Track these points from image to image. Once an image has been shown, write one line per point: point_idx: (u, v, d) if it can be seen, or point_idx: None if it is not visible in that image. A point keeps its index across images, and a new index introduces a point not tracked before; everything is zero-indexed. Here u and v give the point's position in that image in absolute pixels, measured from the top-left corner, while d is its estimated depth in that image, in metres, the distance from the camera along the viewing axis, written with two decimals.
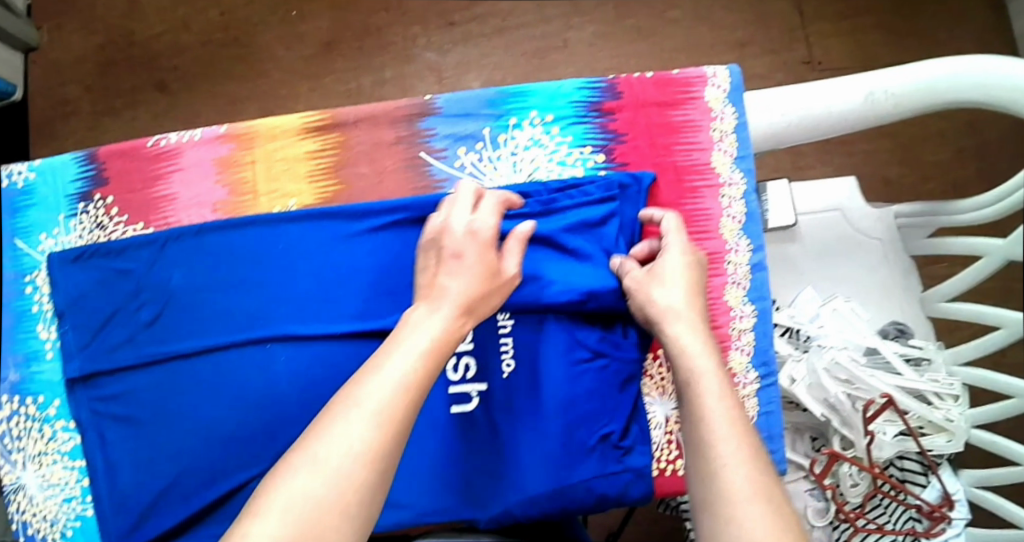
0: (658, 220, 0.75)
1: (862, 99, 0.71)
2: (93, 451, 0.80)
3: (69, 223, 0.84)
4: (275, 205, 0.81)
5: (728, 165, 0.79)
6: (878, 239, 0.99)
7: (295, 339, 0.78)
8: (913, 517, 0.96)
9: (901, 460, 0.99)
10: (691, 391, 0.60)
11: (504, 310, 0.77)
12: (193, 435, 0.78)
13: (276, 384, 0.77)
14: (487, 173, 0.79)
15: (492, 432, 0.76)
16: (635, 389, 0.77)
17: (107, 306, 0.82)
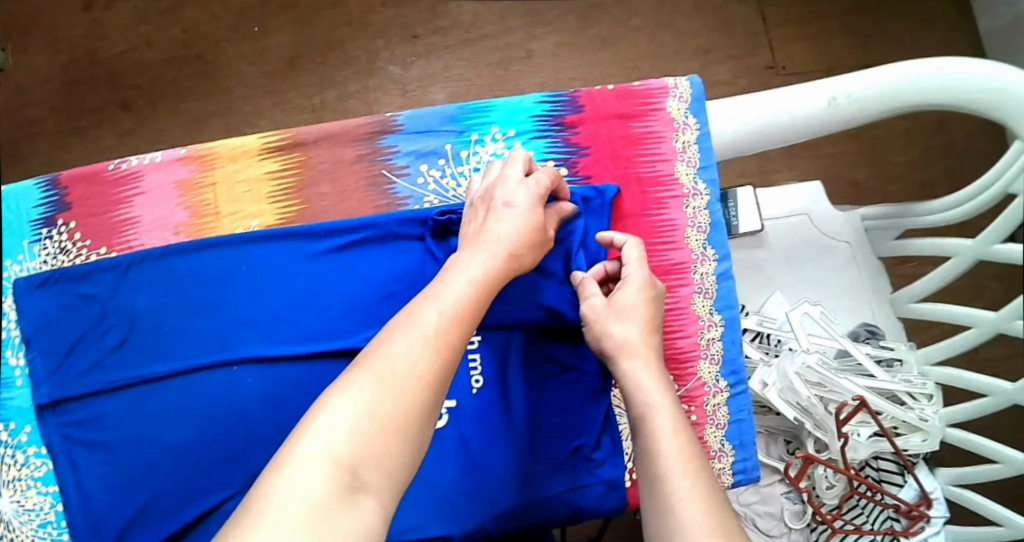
0: (619, 244, 0.74)
1: (825, 104, 0.71)
2: (64, 478, 0.78)
3: (33, 248, 0.83)
4: (238, 226, 0.80)
5: (691, 175, 0.79)
6: (845, 242, 1.00)
7: (261, 361, 0.77)
8: (890, 517, 0.97)
9: (877, 461, 1.00)
10: (647, 426, 0.63)
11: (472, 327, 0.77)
12: (165, 459, 0.77)
13: (244, 407, 0.76)
14: (451, 190, 0.79)
15: (464, 447, 0.76)
16: (606, 401, 0.77)
17: (74, 331, 0.80)
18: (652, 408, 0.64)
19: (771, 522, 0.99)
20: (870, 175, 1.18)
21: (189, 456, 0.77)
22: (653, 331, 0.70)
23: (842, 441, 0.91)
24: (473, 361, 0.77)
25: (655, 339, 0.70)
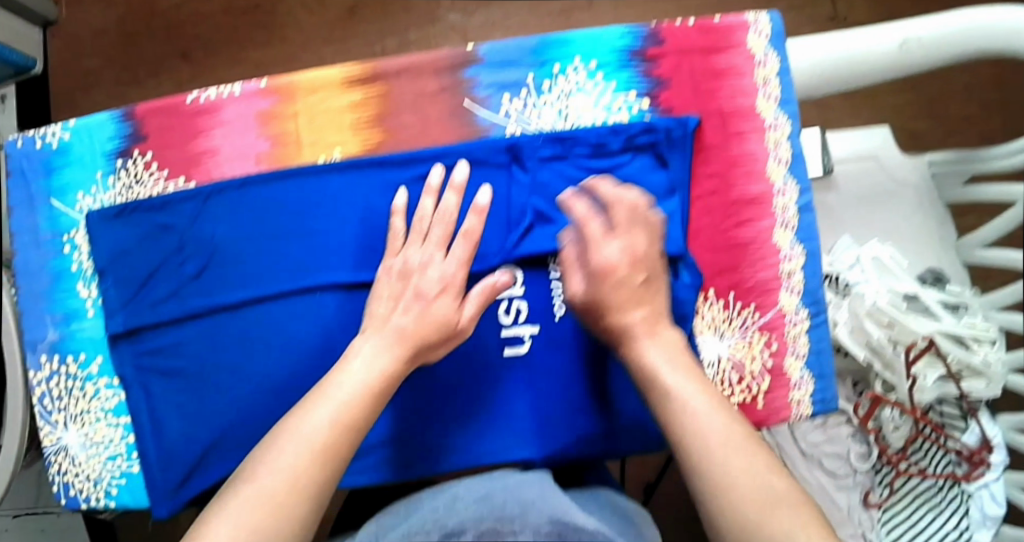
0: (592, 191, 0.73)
1: (897, 46, 0.75)
2: (137, 407, 0.80)
3: (107, 180, 0.80)
4: (320, 156, 0.77)
5: (773, 109, 0.77)
6: (913, 187, 1.00)
7: (346, 288, 0.76)
8: (953, 462, 0.97)
9: (940, 405, 1.01)
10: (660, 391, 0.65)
11: (554, 255, 0.74)
12: (244, 388, 0.78)
13: (329, 336, 0.76)
14: (532, 121, 0.76)
15: (543, 374, 0.76)
16: (687, 329, 0.75)
17: (150, 260, 0.79)
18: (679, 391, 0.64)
19: (836, 463, 1.03)
20: (929, 126, 1.18)
21: (270, 384, 0.77)
22: (638, 265, 0.70)
23: (911, 382, 0.94)
24: (556, 288, 0.76)
25: (641, 278, 0.70)
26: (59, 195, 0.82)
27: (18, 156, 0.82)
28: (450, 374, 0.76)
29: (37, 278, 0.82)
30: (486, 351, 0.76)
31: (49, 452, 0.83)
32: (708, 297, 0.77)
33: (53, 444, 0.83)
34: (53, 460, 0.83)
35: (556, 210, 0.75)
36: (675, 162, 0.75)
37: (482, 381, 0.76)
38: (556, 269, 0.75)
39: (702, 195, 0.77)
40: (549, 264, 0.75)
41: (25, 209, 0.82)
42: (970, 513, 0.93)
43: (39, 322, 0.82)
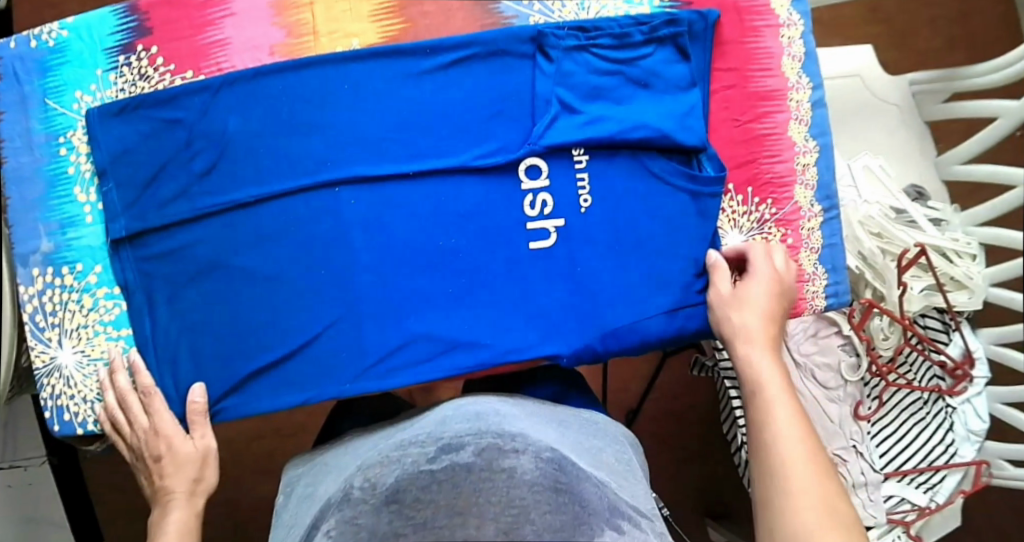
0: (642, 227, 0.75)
1: None
2: (140, 319, 0.75)
3: (107, 77, 0.76)
4: (337, 45, 0.74)
5: (787, 7, 0.80)
6: (895, 105, 1.02)
7: (365, 181, 0.73)
8: (936, 375, 1.00)
9: (923, 318, 1.01)
10: (759, 397, 0.69)
11: (579, 146, 0.74)
12: (256, 294, 0.73)
13: (347, 233, 0.73)
14: (556, 11, 0.76)
15: (568, 264, 0.75)
16: (710, 221, 0.77)
17: (156, 159, 0.74)
18: (779, 422, 0.67)
19: (829, 375, 0.98)
20: (898, 56, 1.23)
21: (281, 284, 0.73)
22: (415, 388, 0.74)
23: (901, 291, 0.94)
24: (581, 181, 0.75)
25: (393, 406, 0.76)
26: (54, 95, 0.77)
27: (11, 57, 0.77)
28: (473, 268, 0.74)
29: (30, 184, 0.77)
30: (512, 245, 0.74)
31: (41, 374, 0.76)
32: (728, 192, 0.79)
33: (45, 365, 0.76)
34: (45, 384, 0.76)
35: (581, 101, 0.74)
36: (694, 55, 0.77)
37: (506, 274, 0.74)
38: (580, 158, 0.75)
39: (721, 88, 0.79)
40: (573, 154, 0.75)
41: (17, 111, 0.77)
42: (954, 428, 0.97)
43: (32, 231, 0.77)
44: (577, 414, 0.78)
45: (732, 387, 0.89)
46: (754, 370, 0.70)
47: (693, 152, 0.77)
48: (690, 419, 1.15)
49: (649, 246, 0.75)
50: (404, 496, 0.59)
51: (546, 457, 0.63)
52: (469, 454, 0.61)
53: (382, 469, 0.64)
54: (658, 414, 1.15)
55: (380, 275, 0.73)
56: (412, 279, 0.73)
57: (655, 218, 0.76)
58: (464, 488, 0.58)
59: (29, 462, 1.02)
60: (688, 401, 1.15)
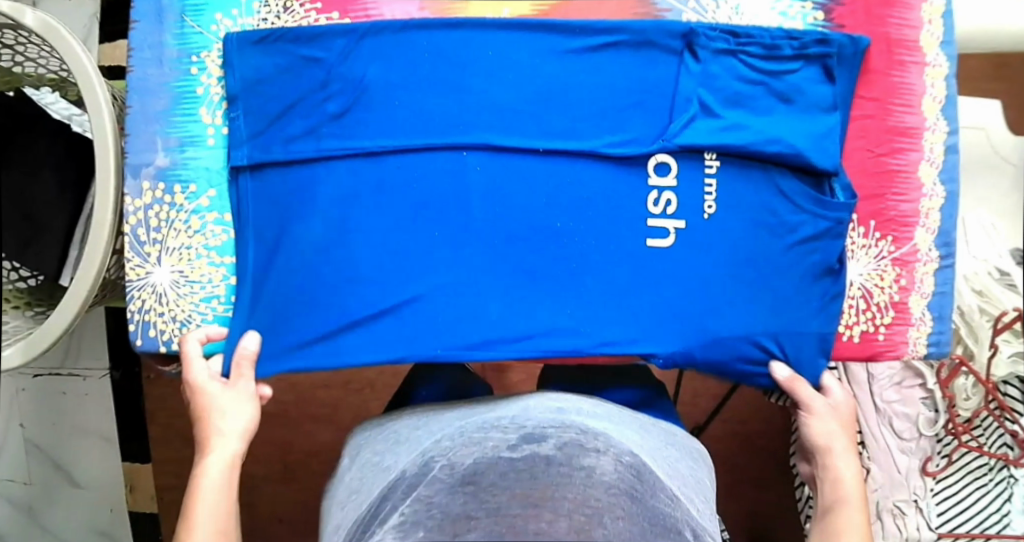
0: (765, 243, 0.74)
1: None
2: (249, 252, 0.75)
3: (250, 5, 0.76)
4: (487, 12, 0.74)
5: (935, 48, 0.78)
6: (1014, 164, 0.97)
7: (496, 151, 0.73)
8: (1006, 443, 0.96)
9: (1004, 385, 0.97)
10: (833, 510, 0.71)
11: (712, 151, 0.73)
12: (371, 246, 0.73)
13: (469, 198, 0.73)
14: (709, 12, 0.75)
15: (680, 260, 0.74)
16: (829, 247, 0.75)
17: (289, 94, 0.74)
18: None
19: (904, 425, 0.97)
20: None
21: (394, 240, 0.73)
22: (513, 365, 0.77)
23: (992, 353, 0.92)
24: (708, 186, 0.74)
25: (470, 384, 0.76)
26: (193, 14, 0.76)
27: None
28: (589, 254, 0.73)
29: (155, 96, 0.76)
30: (629, 239, 0.74)
31: (133, 286, 0.76)
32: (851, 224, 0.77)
33: (139, 279, 0.76)
34: (135, 297, 0.76)
35: (721, 105, 0.73)
36: (840, 78, 0.75)
37: (619, 263, 0.73)
38: (711, 163, 0.74)
39: (860, 116, 0.77)
40: (704, 158, 0.74)
41: (151, 22, 0.77)
42: (1012, 499, 0.95)
43: (148, 143, 0.76)
44: (661, 426, 0.75)
45: None
46: (835, 477, 0.72)
47: (826, 177, 0.76)
48: (762, 447, 1.13)
49: (768, 265, 0.74)
50: (480, 479, 0.56)
51: (626, 463, 0.60)
52: (550, 448, 0.59)
53: (460, 449, 0.62)
54: (724, 435, 1.13)
55: (493, 246, 0.73)
56: (527, 256, 0.73)
57: (776, 235, 0.75)
58: (541, 479, 0.55)
59: (88, 374, 1.08)
60: (760, 427, 1.13)
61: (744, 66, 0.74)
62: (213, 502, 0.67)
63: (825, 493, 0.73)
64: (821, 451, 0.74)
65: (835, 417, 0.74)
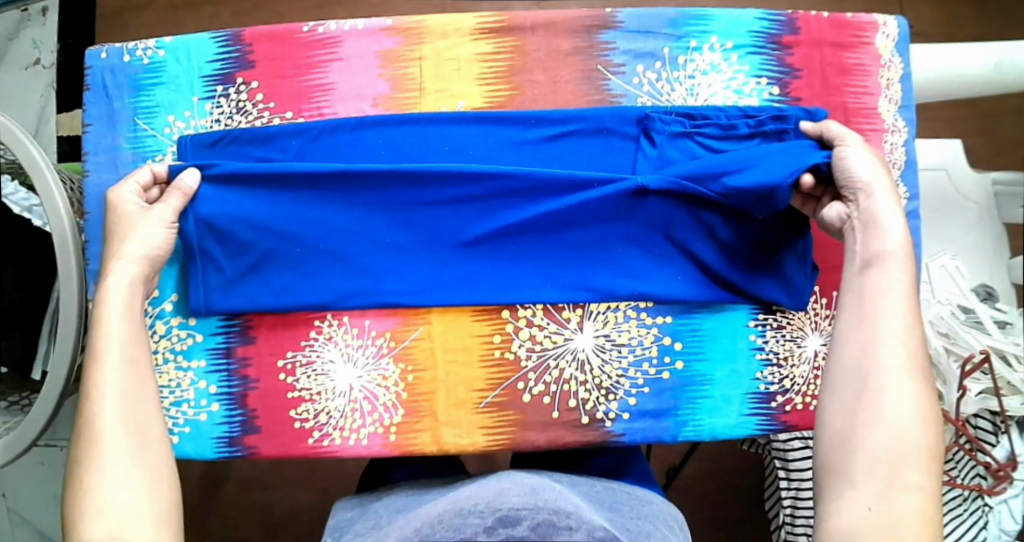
0: (730, 268, 0.74)
1: (991, 66, 0.86)
2: (215, 281, 0.73)
3: (203, 106, 0.75)
4: (442, 105, 0.73)
5: (893, 113, 0.78)
6: (976, 203, 1.01)
7: (444, 178, 0.72)
8: (979, 474, 0.97)
9: (974, 418, 0.97)
10: (874, 269, 0.64)
11: (669, 209, 0.72)
12: (336, 215, 0.72)
13: (430, 215, 0.72)
14: (664, 94, 0.74)
15: (647, 238, 0.73)
16: (791, 260, 0.74)
17: (248, 187, 0.72)
18: (879, 331, 0.62)
19: None
20: (978, 144, 1.20)
21: (357, 264, 0.72)
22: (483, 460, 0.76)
23: (959, 395, 0.92)
24: (666, 203, 0.72)
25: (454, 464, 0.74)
26: (146, 116, 0.75)
27: (101, 69, 0.75)
28: (573, 291, 0.73)
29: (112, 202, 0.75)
30: (592, 265, 0.73)
31: None
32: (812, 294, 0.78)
33: None
34: None
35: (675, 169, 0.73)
36: None
37: (596, 303, 0.74)
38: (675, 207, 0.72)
39: None
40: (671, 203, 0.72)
41: (104, 126, 0.76)
42: (988, 527, 0.97)
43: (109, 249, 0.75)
44: (635, 492, 0.75)
45: (782, 468, 0.92)
46: (875, 224, 0.65)
47: (791, 221, 0.73)
48: (737, 485, 1.17)
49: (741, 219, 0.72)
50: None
51: (601, 537, 0.54)
52: (524, 529, 0.54)
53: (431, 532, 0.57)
54: (699, 475, 1.17)
55: (457, 269, 0.73)
56: (495, 276, 0.73)
57: (738, 262, 0.74)
58: None
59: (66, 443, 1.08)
60: (732, 464, 1.17)
61: (700, 142, 0.73)
62: (122, 317, 0.66)
63: (869, 288, 0.64)
64: (857, 186, 0.67)
65: (872, 161, 0.67)
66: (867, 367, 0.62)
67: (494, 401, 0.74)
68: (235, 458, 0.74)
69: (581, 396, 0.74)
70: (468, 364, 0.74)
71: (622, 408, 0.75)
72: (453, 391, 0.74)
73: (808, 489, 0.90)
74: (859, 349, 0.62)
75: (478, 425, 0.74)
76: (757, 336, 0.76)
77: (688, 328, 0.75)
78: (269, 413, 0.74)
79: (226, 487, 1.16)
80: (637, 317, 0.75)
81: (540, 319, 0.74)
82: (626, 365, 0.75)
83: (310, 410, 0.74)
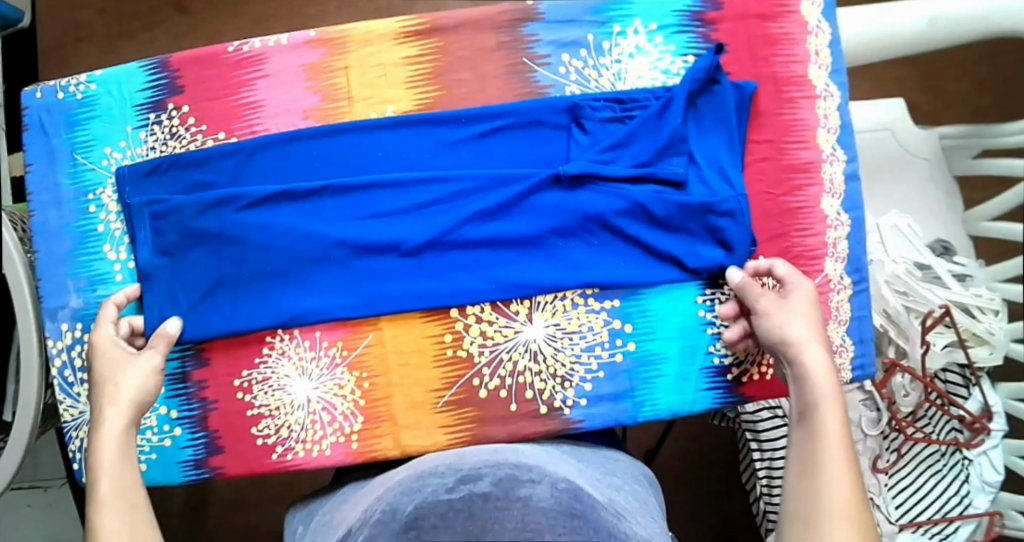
0: (674, 246, 0.74)
1: (925, 23, 0.77)
2: (166, 307, 0.73)
3: (137, 134, 0.75)
4: (372, 112, 0.74)
5: (825, 78, 0.78)
6: (925, 158, 1.02)
7: (382, 188, 0.73)
8: (954, 428, 0.96)
9: (944, 372, 0.98)
10: (814, 417, 0.65)
11: (606, 199, 0.73)
12: (278, 233, 0.72)
13: (372, 226, 0.73)
14: (592, 81, 0.75)
15: (589, 228, 0.74)
16: (738, 231, 0.74)
17: (192, 213, 0.72)
18: (820, 480, 0.63)
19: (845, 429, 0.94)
20: (926, 100, 1.21)
21: (303, 280, 0.73)
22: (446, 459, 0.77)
23: (924, 350, 0.93)
24: (602, 190, 0.74)
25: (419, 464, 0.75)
26: (83, 150, 0.76)
27: (37, 108, 0.76)
28: (519, 283, 0.73)
29: (59, 239, 0.76)
30: (536, 257, 0.74)
31: (70, 427, 0.76)
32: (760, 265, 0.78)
33: (74, 418, 0.76)
34: (74, 437, 0.76)
35: (608, 154, 0.74)
36: (728, 123, 0.75)
37: (543, 294, 0.74)
38: (614, 193, 0.73)
39: (756, 160, 0.77)
40: (604, 190, 0.73)
41: (44, 164, 0.76)
42: (969, 480, 0.94)
43: (60, 287, 0.76)
44: (599, 453, 0.76)
45: (754, 440, 0.93)
46: (802, 374, 0.67)
47: (726, 196, 0.74)
48: (715, 462, 1.18)
49: (680, 196, 0.73)
50: (421, 523, 0.57)
51: (561, 487, 0.62)
52: (486, 484, 0.61)
53: (399, 496, 0.63)
54: (678, 455, 1.18)
55: (402, 274, 0.73)
56: (440, 276, 0.74)
57: (680, 240, 0.74)
58: (479, 514, 0.57)
59: (50, 483, 1.11)
60: (711, 441, 1.18)
61: (634, 125, 0.74)
62: (119, 458, 0.66)
63: (807, 438, 0.65)
64: (790, 348, 0.68)
65: (798, 307, 0.70)
66: (810, 516, 0.62)
67: (452, 399, 0.75)
68: (203, 480, 0.75)
69: (537, 386, 0.75)
70: (422, 365, 0.75)
71: (579, 394, 0.75)
72: (409, 393, 0.75)
73: (780, 458, 0.90)
74: (802, 495, 0.63)
75: (437, 425, 0.75)
76: (706, 311, 0.76)
77: (638, 309, 0.76)
78: (231, 432, 0.74)
79: (209, 511, 1.17)
80: (585, 304, 0.75)
81: (489, 313, 0.75)
82: (579, 351, 0.75)
83: (271, 425, 0.74)
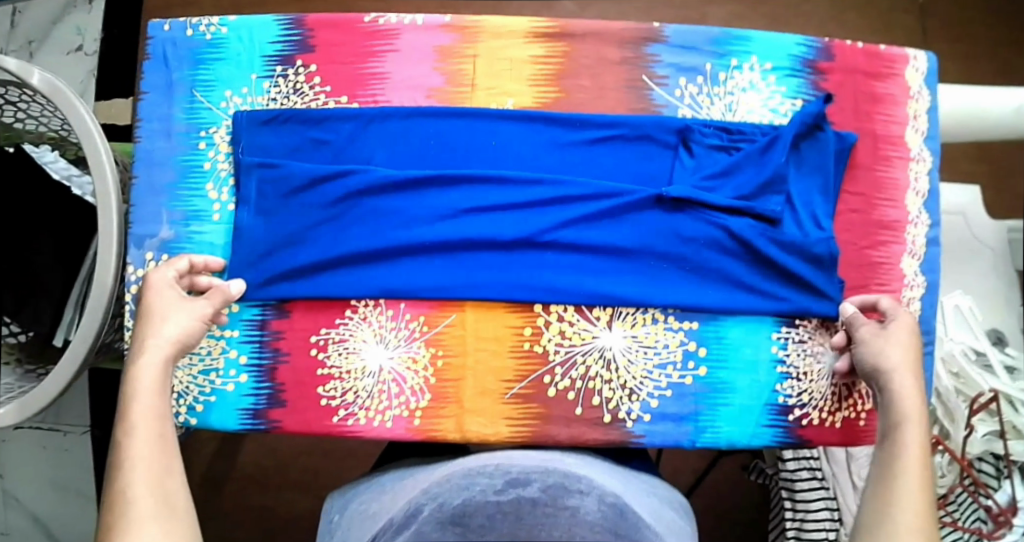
0: (762, 284, 0.76)
1: (1012, 110, 0.86)
2: (263, 260, 0.75)
3: (261, 84, 0.78)
4: (492, 102, 0.77)
5: (920, 143, 0.81)
6: (991, 249, 1.05)
7: (487, 180, 0.75)
8: (980, 518, 0.91)
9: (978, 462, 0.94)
10: (897, 436, 0.67)
11: (705, 224, 0.75)
12: (384, 202, 0.74)
13: (473, 212, 0.75)
14: (704, 108, 0.78)
15: (685, 252, 0.76)
16: (822, 276, 0.76)
17: (304, 172, 0.74)
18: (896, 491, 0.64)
19: None
20: (995, 199, 1.24)
21: (398, 253, 0.75)
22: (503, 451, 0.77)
23: (966, 433, 0.92)
24: (701, 215, 0.75)
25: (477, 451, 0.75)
26: (203, 89, 0.78)
27: (163, 40, 0.78)
28: (604, 291, 0.75)
29: (162, 170, 0.78)
30: (628, 270, 0.76)
31: None
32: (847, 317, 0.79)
33: None
34: None
35: (710, 182, 0.76)
36: (827, 169, 0.78)
37: (627, 305, 0.76)
38: (712, 220, 0.75)
39: (845, 211, 0.80)
40: (704, 216, 0.75)
41: (161, 94, 0.78)
42: None
43: (153, 215, 0.77)
44: (643, 477, 0.75)
45: (788, 497, 0.92)
46: (893, 396, 0.69)
47: (818, 240, 0.76)
48: (737, 522, 1.17)
49: (773, 233, 0.75)
50: (467, 521, 0.48)
51: (612, 503, 0.52)
52: (535, 490, 0.51)
53: (441, 493, 0.53)
54: (703, 509, 1.18)
55: (494, 264, 0.75)
56: (530, 273, 0.75)
57: (766, 276, 0.76)
58: (526, 520, 0.46)
59: (71, 428, 1.09)
60: (737, 502, 1.18)
61: (740, 158, 0.76)
62: (151, 392, 0.65)
63: (885, 452, 0.67)
64: (885, 369, 0.70)
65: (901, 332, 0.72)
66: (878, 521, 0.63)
67: (520, 392, 0.75)
68: (259, 430, 0.75)
69: (605, 394, 0.76)
70: (498, 353, 0.76)
71: (645, 409, 0.76)
72: (481, 379, 0.75)
73: (813, 521, 0.88)
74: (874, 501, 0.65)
75: (502, 415, 0.75)
76: (779, 349, 0.78)
77: (715, 335, 0.77)
78: (297, 387, 0.75)
79: (226, 487, 1.16)
80: (666, 321, 0.77)
81: (571, 314, 0.76)
82: (651, 367, 0.76)
83: (338, 387, 0.75)
